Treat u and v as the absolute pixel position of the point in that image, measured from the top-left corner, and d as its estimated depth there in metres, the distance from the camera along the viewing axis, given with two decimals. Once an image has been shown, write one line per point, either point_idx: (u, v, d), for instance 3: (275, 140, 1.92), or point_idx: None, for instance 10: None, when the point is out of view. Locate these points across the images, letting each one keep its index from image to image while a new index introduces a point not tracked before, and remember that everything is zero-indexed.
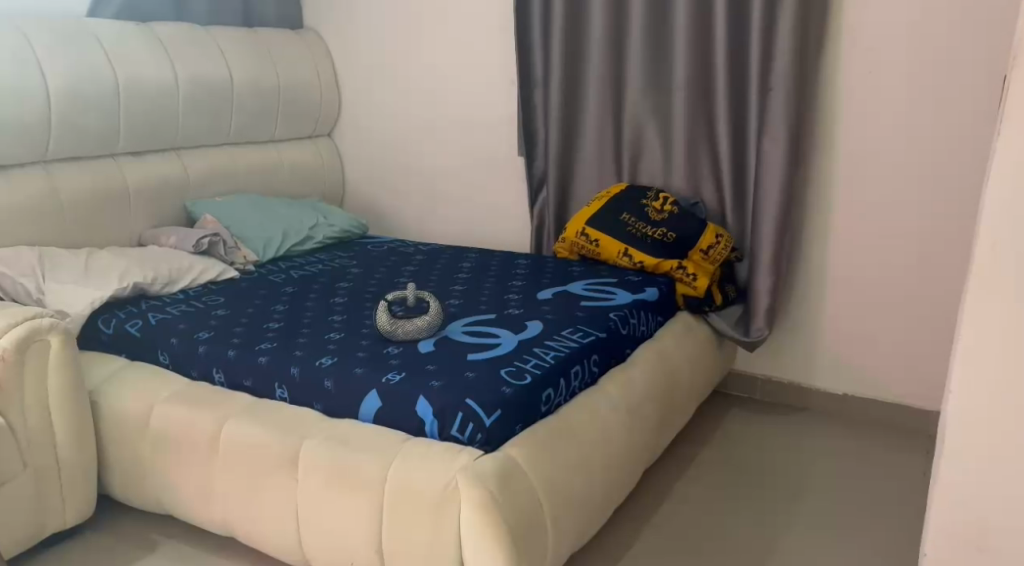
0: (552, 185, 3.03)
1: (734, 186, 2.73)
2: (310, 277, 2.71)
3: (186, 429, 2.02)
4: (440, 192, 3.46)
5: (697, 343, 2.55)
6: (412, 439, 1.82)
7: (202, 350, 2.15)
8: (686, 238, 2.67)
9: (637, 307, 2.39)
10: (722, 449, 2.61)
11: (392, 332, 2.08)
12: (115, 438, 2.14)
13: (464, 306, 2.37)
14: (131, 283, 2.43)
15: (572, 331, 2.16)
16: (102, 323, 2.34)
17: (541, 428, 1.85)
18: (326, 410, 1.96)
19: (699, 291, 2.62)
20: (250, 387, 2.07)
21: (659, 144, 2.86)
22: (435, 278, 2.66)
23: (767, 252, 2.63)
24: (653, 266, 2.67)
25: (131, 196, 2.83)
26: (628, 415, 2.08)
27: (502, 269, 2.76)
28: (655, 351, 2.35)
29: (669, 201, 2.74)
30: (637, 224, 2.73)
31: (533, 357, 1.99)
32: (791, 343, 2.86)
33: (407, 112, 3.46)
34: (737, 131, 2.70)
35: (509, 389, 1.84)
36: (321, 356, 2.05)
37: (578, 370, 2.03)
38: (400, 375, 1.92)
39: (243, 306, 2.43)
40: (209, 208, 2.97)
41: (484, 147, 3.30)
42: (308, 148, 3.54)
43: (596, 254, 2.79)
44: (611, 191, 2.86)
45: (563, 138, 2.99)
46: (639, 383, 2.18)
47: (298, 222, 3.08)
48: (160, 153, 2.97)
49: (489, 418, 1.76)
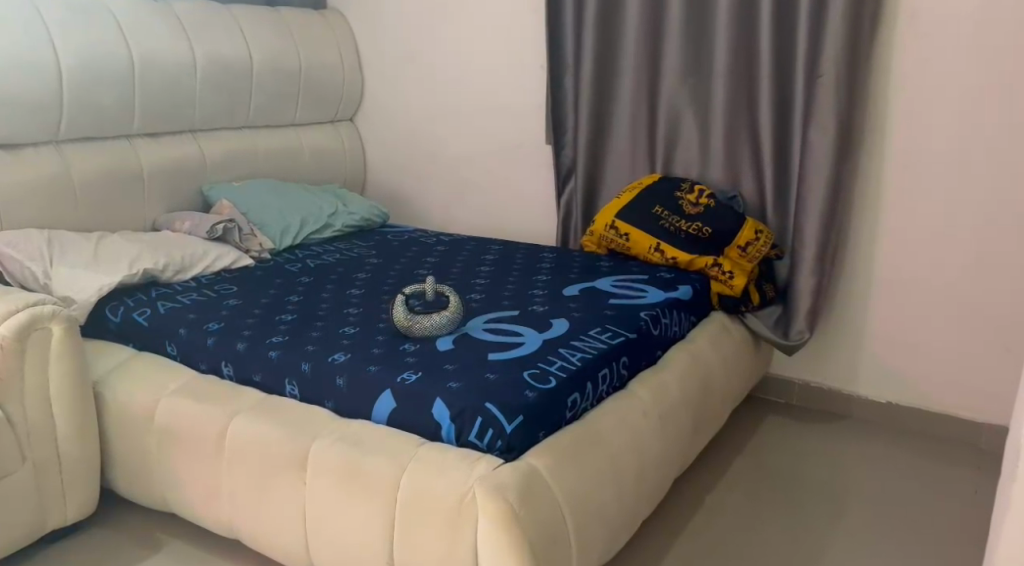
0: (582, 174, 2.90)
1: (776, 177, 2.58)
2: (327, 267, 2.61)
3: (192, 426, 1.92)
4: (466, 179, 3.33)
5: (733, 346, 2.41)
6: (428, 443, 1.70)
7: (211, 342, 2.05)
8: (722, 234, 2.52)
9: (669, 307, 2.26)
10: (757, 457, 2.47)
11: (410, 328, 1.97)
12: (119, 432, 2.04)
13: (486, 301, 2.25)
14: (140, 270, 2.33)
15: (600, 331, 2.03)
16: (109, 311, 2.25)
17: (567, 434, 1.73)
18: (338, 408, 1.85)
19: (736, 291, 2.48)
20: (259, 382, 1.97)
21: (696, 132, 2.71)
22: (457, 271, 2.54)
23: (809, 250, 2.48)
24: (687, 262, 2.53)
25: (146, 179, 2.74)
26: (659, 420, 1.95)
27: (527, 263, 2.63)
28: (688, 353, 2.21)
29: (705, 194, 2.60)
30: (671, 219, 2.58)
31: (558, 358, 1.86)
32: (832, 347, 2.70)
33: (432, 96, 3.33)
34: (781, 119, 2.54)
35: (532, 393, 1.71)
36: (334, 351, 1.94)
37: (607, 374, 1.90)
38: (417, 375, 1.80)
39: (257, 296, 2.33)
40: (225, 193, 2.87)
41: (511, 134, 3.16)
42: (330, 132, 3.43)
43: (625, 248, 2.65)
44: (643, 182, 2.72)
45: (595, 125, 2.84)
46: (672, 388, 2.05)
47: (316, 209, 2.98)
48: (176, 134, 2.87)
49: (510, 423, 1.64)
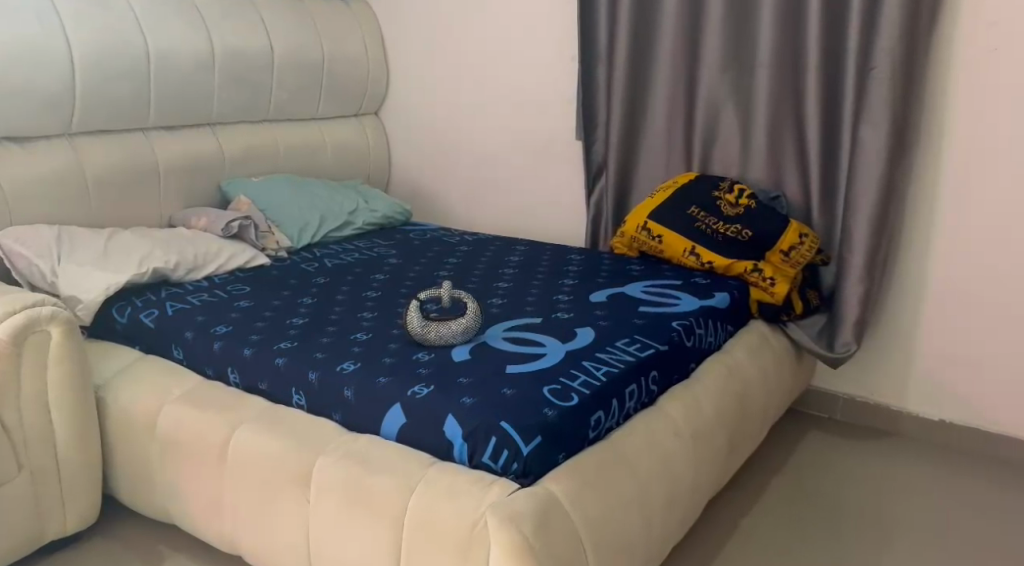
0: (613, 172, 2.74)
1: (823, 177, 2.40)
2: (345, 267, 2.50)
3: (194, 436, 1.82)
4: (493, 178, 3.20)
5: (772, 357, 2.25)
6: (439, 463, 1.57)
7: (217, 346, 1.95)
8: (763, 237, 2.36)
9: (704, 315, 2.11)
10: (799, 476, 2.30)
11: (424, 335, 1.85)
12: (122, 439, 1.95)
13: (507, 307, 2.12)
14: (150, 269, 2.24)
15: (629, 342, 1.88)
16: (116, 311, 2.16)
17: (589, 456, 1.59)
18: (346, 421, 1.74)
19: (776, 299, 2.32)
20: (266, 391, 1.86)
21: (737, 129, 2.55)
22: (479, 273, 2.41)
23: (858, 255, 2.30)
24: (724, 267, 2.38)
25: (162, 174, 2.65)
26: (691, 439, 1.80)
27: (554, 265, 2.49)
28: (724, 367, 2.05)
29: (745, 194, 2.44)
30: (708, 220, 2.43)
31: (581, 371, 1.72)
32: (879, 360, 2.52)
33: (460, 89, 3.21)
34: (829, 115, 2.36)
35: (552, 410, 1.57)
36: (343, 360, 1.82)
37: (634, 390, 1.75)
38: (430, 387, 1.67)
39: (269, 298, 2.23)
40: (243, 189, 2.78)
41: (540, 130, 3.03)
42: (354, 127, 3.33)
43: (658, 251, 2.50)
44: (678, 181, 2.56)
45: (627, 122, 2.69)
46: (705, 405, 1.90)
47: (337, 207, 2.87)
48: (194, 127, 2.79)
49: (527, 445, 1.50)
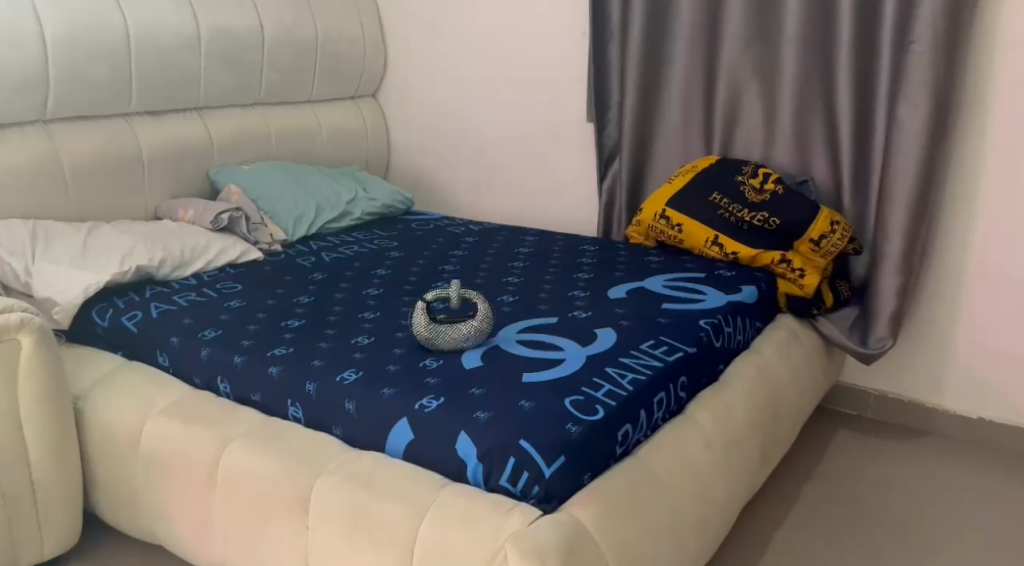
0: (627, 157, 2.58)
1: (855, 160, 2.23)
2: (343, 261, 2.33)
3: (182, 454, 1.66)
4: (499, 163, 3.03)
5: (803, 355, 2.10)
6: (451, 486, 1.42)
7: (206, 353, 1.79)
8: (792, 224, 2.19)
9: (732, 312, 1.95)
10: (831, 481, 2.15)
11: (432, 340, 1.69)
12: (103, 454, 1.80)
13: (520, 306, 1.96)
14: (133, 267, 2.08)
15: (654, 345, 1.73)
16: (97, 314, 2.00)
17: (617, 475, 1.44)
18: (348, 436, 1.59)
19: (806, 291, 2.18)
20: (260, 403, 1.71)
21: (761, 109, 2.38)
22: (486, 267, 2.26)
23: (895, 243, 2.14)
24: (750, 257, 2.23)
25: (146, 163, 2.48)
26: (724, 450, 1.65)
27: (566, 258, 2.33)
28: (754, 368, 1.90)
29: (771, 178, 2.27)
30: (731, 207, 2.27)
31: (605, 379, 1.57)
32: (913, 354, 2.37)
33: (463, 68, 3.03)
34: (863, 92, 2.19)
35: (576, 426, 1.42)
36: (343, 369, 1.67)
37: (663, 399, 1.60)
38: (439, 400, 1.52)
39: (262, 297, 2.07)
40: (233, 177, 2.60)
41: (549, 112, 2.85)
42: (351, 110, 3.15)
43: (678, 241, 2.35)
44: (698, 165, 2.40)
45: (643, 102, 2.53)
46: (737, 412, 1.75)
47: (333, 196, 2.71)
48: (179, 112, 2.61)
49: (550, 466, 1.35)
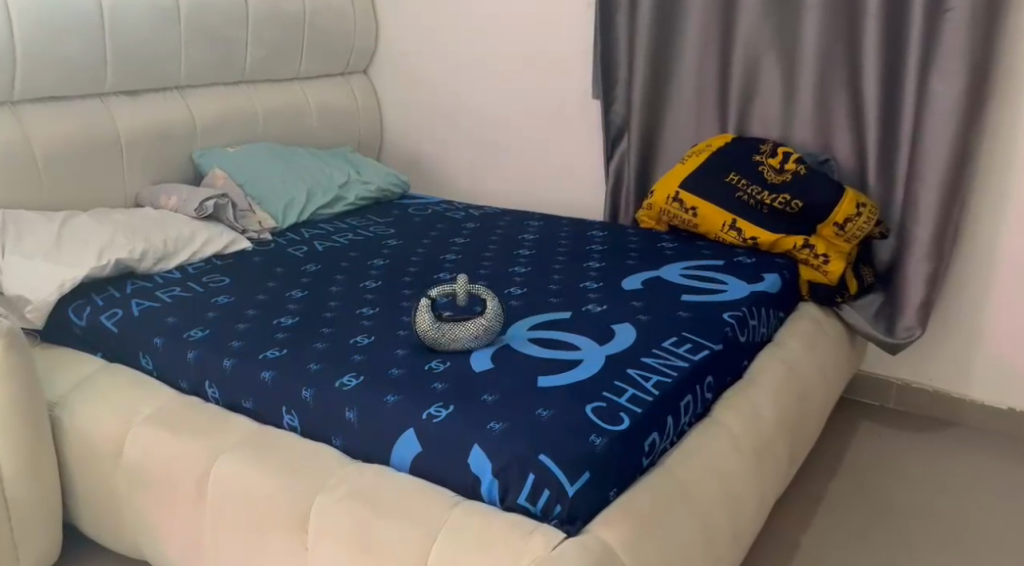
0: (636, 136, 2.44)
1: (881, 138, 2.10)
2: (337, 251, 2.19)
3: (167, 468, 1.53)
4: (500, 143, 2.88)
5: (828, 346, 1.98)
6: (465, 503, 1.30)
7: (192, 356, 1.66)
8: (816, 207, 2.06)
9: (756, 303, 1.83)
10: (857, 478, 2.04)
11: (437, 340, 1.56)
12: (83, 465, 1.67)
13: (529, 299, 1.83)
14: (112, 261, 1.93)
15: (677, 342, 1.60)
16: (73, 312, 1.85)
17: (644, 490, 1.32)
18: (349, 448, 1.46)
19: (831, 278, 2.05)
20: (252, 410, 1.58)
21: (780, 84, 2.24)
22: (491, 256, 2.12)
23: (924, 229, 2.04)
24: (771, 243, 2.09)
25: (124, 147, 2.32)
26: (755, 455, 1.53)
27: (574, 245, 2.20)
28: (781, 363, 1.78)
29: (792, 158, 2.14)
30: (750, 189, 2.14)
31: (628, 383, 1.44)
32: (939, 342, 2.26)
33: (459, 41, 2.87)
34: (891, 66, 2.06)
35: (601, 438, 1.29)
36: (342, 373, 1.53)
37: (689, 402, 1.48)
38: (449, 407, 1.39)
39: (253, 293, 1.93)
40: (218, 160, 2.45)
41: (551, 87, 2.71)
42: (341, 86, 2.99)
43: (692, 225, 2.21)
44: (713, 144, 2.27)
45: (653, 77, 2.39)
46: (765, 412, 1.63)
47: (325, 179, 2.56)
48: (159, 92, 2.45)
49: (574, 483, 1.23)
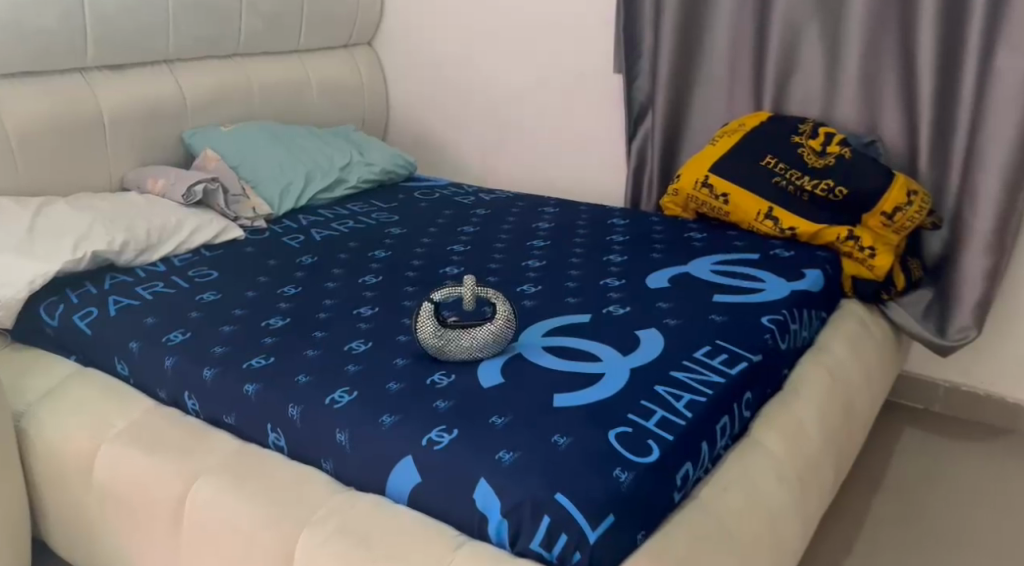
0: (661, 114, 2.25)
1: (936, 118, 1.90)
2: (336, 241, 2.02)
3: (141, 492, 1.37)
4: (512, 121, 2.69)
5: (875, 349, 1.80)
6: (471, 544, 1.13)
7: (170, 364, 1.50)
8: (862, 195, 1.86)
9: (797, 304, 1.64)
10: (903, 494, 1.86)
11: (441, 349, 1.39)
12: (53, 484, 1.51)
13: (545, 299, 1.66)
14: (88, 253, 1.76)
15: (711, 352, 1.42)
16: (45, 312, 1.69)
17: (678, 530, 1.15)
18: (340, 473, 1.29)
19: (878, 274, 1.86)
20: (235, 426, 1.41)
21: (822, 58, 2.04)
22: (503, 248, 1.94)
23: (985, 220, 1.85)
24: (811, 234, 1.89)
25: (108, 126, 2.15)
26: (800, 482, 1.36)
27: (593, 235, 2.02)
28: (825, 371, 1.60)
29: (835, 140, 1.95)
30: (788, 174, 1.94)
31: (657, 403, 1.27)
32: (992, 342, 2.07)
33: (468, 11, 2.67)
34: (949, 37, 1.84)
35: (627, 473, 1.12)
36: (334, 387, 1.37)
37: (726, 424, 1.31)
38: (453, 432, 1.22)
39: (242, 289, 1.76)
40: (209, 140, 2.28)
41: (570, 61, 2.51)
42: (344, 59, 2.80)
43: (723, 213, 2.01)
44: (747, 123, 2.07)
45: (681, 51, 2.18)
46: (810, 430, 1.45)
47: (325, 161, 2.38)
48: (146, 67, 2.27)
49: (596, 529, 1.06)
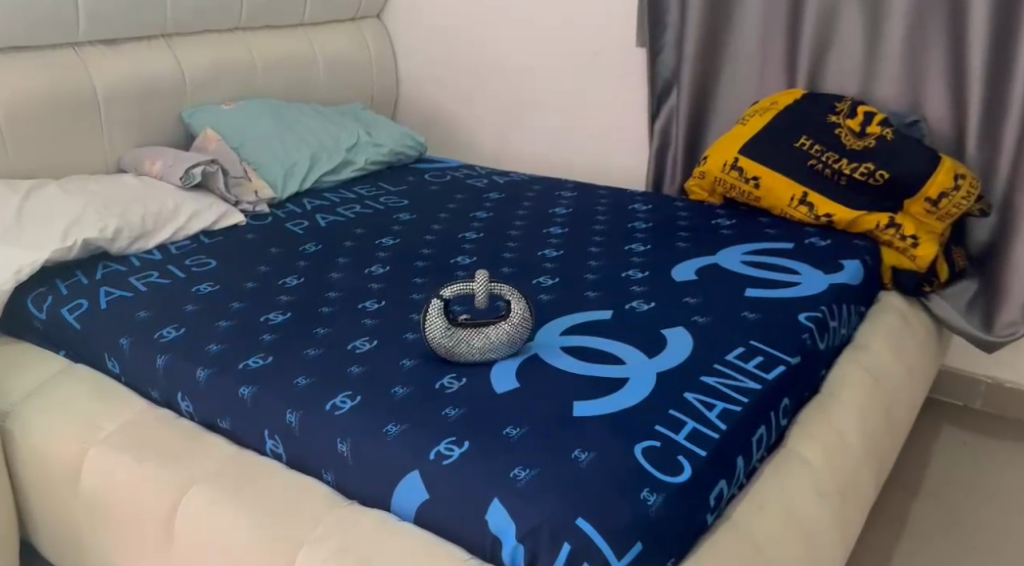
0: (687, 91, 2.12)
1: (987, 95, 1.76)
2: (342, 227, 1.92)
3: (127, 503, 1.27)
4: (528, 98, 2.56)
5: (917, 346, 1.67)
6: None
7: (162, 363, 1.40)
8: (904, 180, 1.73)
9: (836, 299, 1.52)
10: (942, 499, 1.75)
11: (451, 350, 1.28)
12: (39, 489, 1.43)
13: (564, 292, 1.54)
14: (79, 241, 1.66)
15: (745, 354, 1.31)
16: (32, 304, 1.60)
17: (710, 555, 1.04)
18: (342, 486, 1.19)
19: (919, 264, 1.74)
20: (230, 431, 1.31)
21: (861, 31, 1.90)
22: (518, 236, 1.83)
23: None
24: (848, 222, 1.76)
25: (102, 105, 2.04)
26: (842, 497, 1.24)
27: (614, 222, 1.90)
28: (864, 372, 1.48)
29: (875, 120, 1.81)
30: (825, 156, 1.81)
31: (687, 413, 1.16)
32: None
33: (468, 11, 2.60)
34: (1005, 8, 1.70)
35: (655, 495, 1.01)
36: (336, 392, 1.26)
37: (762, 436, 1.20)
38: (463, 445, 1.12)
39: (241, 279, 1.66)
40: (210, 118, 2.17)
41: (589, 35, 2.37)
42: (352, 33, 2.67)
43: (752, 198, 1.89)
44: (779, 102, 1.94)
45: (709, 23, 2.05)
46: (850, 438, 1.34)
47: (331, 141, 2.27)
48: (143, 42, 2.16)
49: (621, 558, 0.95)
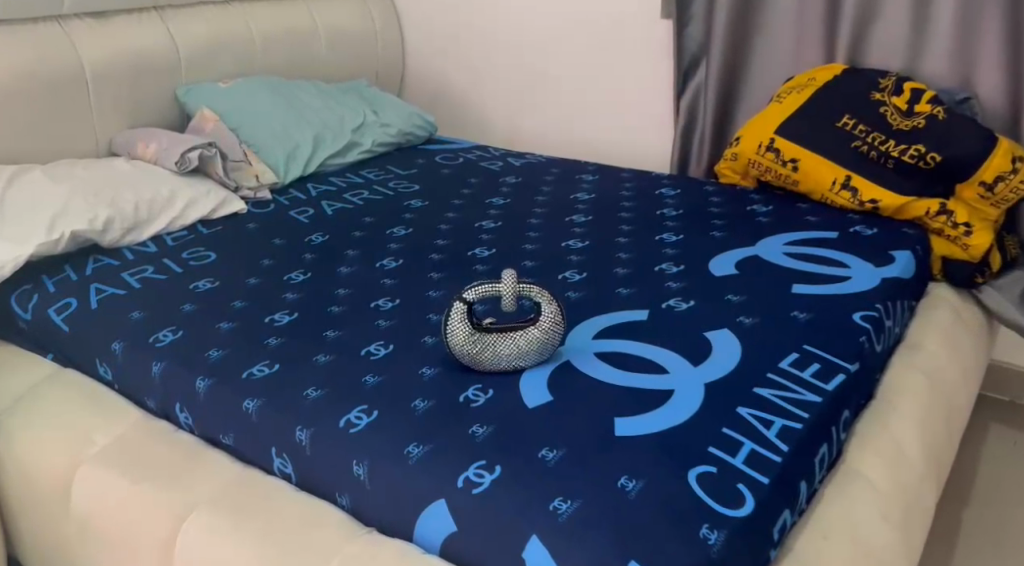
0: (717, 67, 1.98)
1: None
2: (350, 215, 1.79)
3: (120, 527, 1.16)
4: (543, 73, 2.42)
5: (972, 344, 1.55)
6: None
7: (157, 371, 1.28)
8: (957, 163, 1.61)
9: (891, 296, 1.39)
10: (995, 504, 1.64)
11: (476, 357, 1.16)
12: (27, 508, 1.31)
13: (593, 288, 1.42)
14: (66, 234, 1.53)
15: (799, 361, 1.19)
16: (18, 303, 1.48)
17: None
18: (358, 512, 1.06)
19: (973, 254, 1.60)
20: (233, 447, 1.19)
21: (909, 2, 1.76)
22: (539, 225, 1.70)
23: None
24: (896, 207, 1.63)
25: (91, 83, 1.90)
26: (909, 519, 1.13)
27: (641, 209, 1.77)
28: (922, 376, 1.36)
29: (925, 97, 1.69)
30: (869, 137, 1.69)
31: (743, 432, 1.04)
32: None
33: None
34: None
35: (717, 532, 0.89)
36: (350, 406, 1.15)
37: (824, 455, 1.08)
38: (495, 470, 1.00)
39: (242, 274, 1.53)
40: (206, 97, 2.03)
41: (610, 7, 2.23)
42: (356, 4, 2.53)
43: (789, 181, 1.75)
44: (818, 77, 1.81)
45: None
46: (913, 452, 1.22)
47: (336, 121, 2.13)
48: (134, 15, 2.02)
49: None
